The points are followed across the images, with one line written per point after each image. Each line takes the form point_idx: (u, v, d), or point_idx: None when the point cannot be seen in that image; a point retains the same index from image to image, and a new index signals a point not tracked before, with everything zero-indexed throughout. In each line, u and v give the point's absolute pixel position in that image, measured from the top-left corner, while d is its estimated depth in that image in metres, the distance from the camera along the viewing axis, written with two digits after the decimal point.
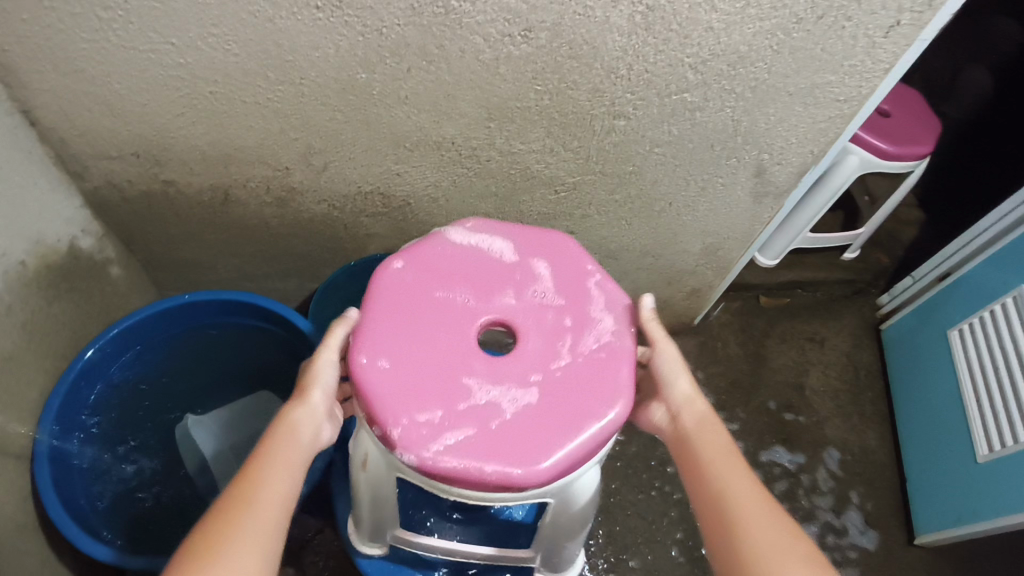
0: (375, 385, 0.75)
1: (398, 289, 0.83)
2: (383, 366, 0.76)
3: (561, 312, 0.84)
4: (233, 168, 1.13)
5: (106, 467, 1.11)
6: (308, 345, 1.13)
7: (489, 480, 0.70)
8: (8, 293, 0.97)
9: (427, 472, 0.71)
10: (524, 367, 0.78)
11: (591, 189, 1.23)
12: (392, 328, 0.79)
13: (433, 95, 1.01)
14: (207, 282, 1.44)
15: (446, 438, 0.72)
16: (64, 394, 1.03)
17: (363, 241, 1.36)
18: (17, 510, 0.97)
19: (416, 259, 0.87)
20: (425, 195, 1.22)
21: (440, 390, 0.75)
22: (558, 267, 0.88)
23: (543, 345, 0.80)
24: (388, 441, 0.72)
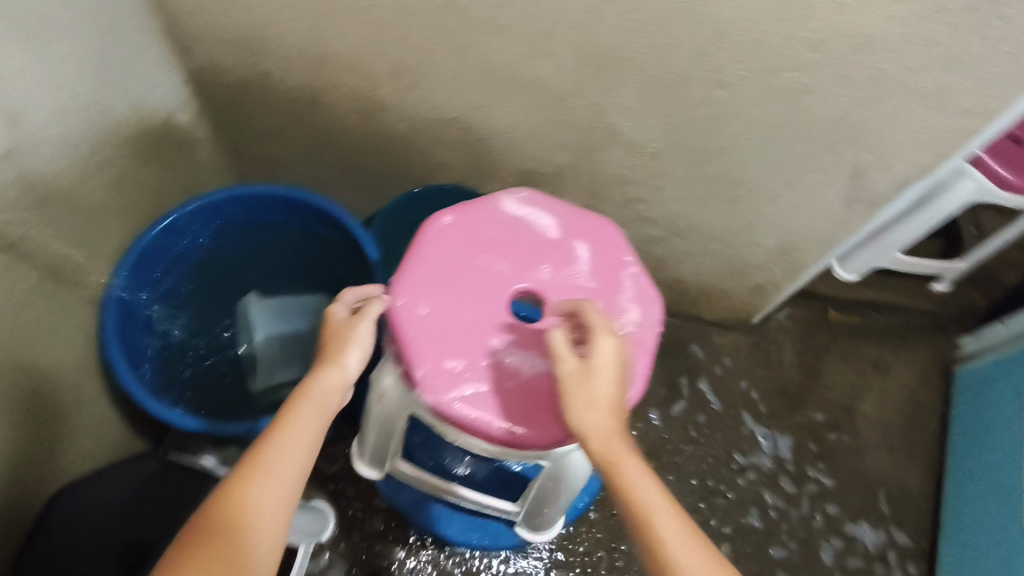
0: (407, 326, 0.72)
1: (440, 237, 0.77)
2: (421, 312, 0.73)
3: (608, 292, 0.78)
4: (326, 71, 1.15)
5: (161, 326, 1.18)
6: (366, 263, 1.16)
7: (495, 435, 0.70)
8: (106, 149, 1.03)
9: (440, 415, 0.71)
10: (551, 338, 0.74)
11: (673, 160, 1.19)
12: (431, 274, 0.75)
13: (531, 29, 0.98)
14: (284, 179, 1.50)
15: (464, 389, 0.71)
16: (137, 256, 1.09)
17: (435, 169, 1.37)
18: (84, 349, 1.07)
19: (467, 208, 0.79)
20: (504, 133, 1.21)
21: (466, 343, 0.73)
22: (616, 243, 0.80)
23: (573, 324, 0.75)
24: (409, 379, 0.71)
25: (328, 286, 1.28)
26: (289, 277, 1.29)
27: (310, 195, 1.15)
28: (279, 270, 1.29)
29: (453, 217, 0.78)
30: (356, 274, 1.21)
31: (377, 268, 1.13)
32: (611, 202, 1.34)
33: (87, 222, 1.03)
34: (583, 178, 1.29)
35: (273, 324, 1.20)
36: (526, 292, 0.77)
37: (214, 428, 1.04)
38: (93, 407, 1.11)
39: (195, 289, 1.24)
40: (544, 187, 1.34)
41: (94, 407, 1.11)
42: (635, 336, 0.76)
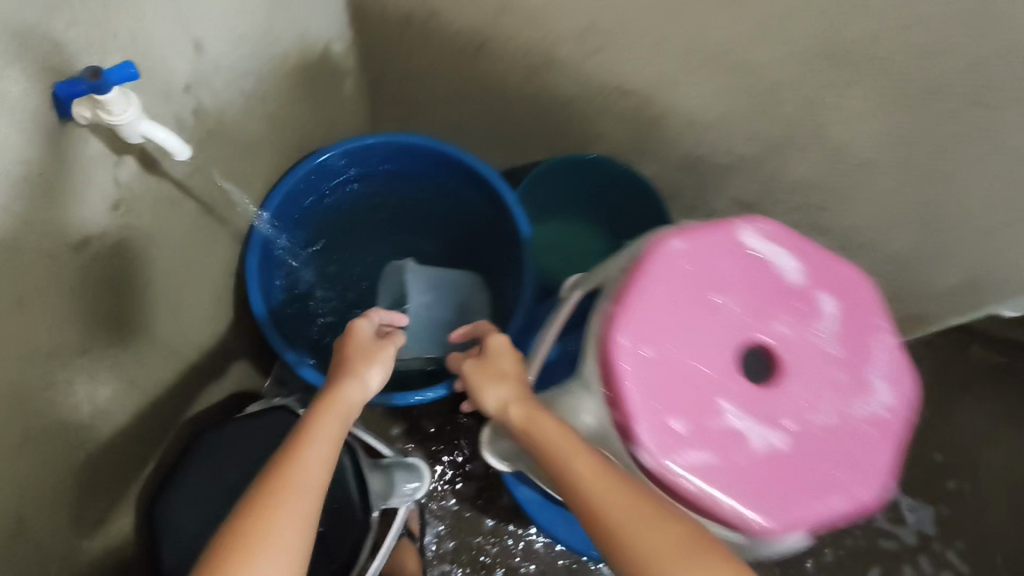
0: (631, 373, 0.63)
1: (672, 271, 0.66)
2: (647, 354, 0.63)
3: (853, 364, 0.68)
4: (503, 20, 1.03)
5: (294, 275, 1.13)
6: (515, 233, 1.09)
7: (717, 511, 0.63)
8: (268, 81, 0.95)
9: (659, 480, 0.63)
10: (786, 410, 0.66)
11: (882, 176, 1.03)
12: (661, 316, 0.64)
13: (774, 10, 0.83)
14: (420, 125, 1.39)
15: (691, 456, 0.63)
16: (285, 194, 1.03)
17: (591, 138, 1.24)
18: (224, 293, 1.03)
19: (698, 233, 0.67)
20: (690, 114, 1.07)
21: (694, 403, 0.64)
22: (870, 305, 0.69)
23: (811, 398, 0.66)
24: (627, 433, 0.63)
25: (464, 246, 1.21)
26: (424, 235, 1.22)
27: (466, 152, 1.07)
28: (413, 228, 1.22)
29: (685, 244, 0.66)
30: (501, 241, 1.14)
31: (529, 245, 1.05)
32: (784, 205, 1.20)
33: (244, 160, 0.96)
34: (762, 175, 1.15)
35: (428, 295, 1.12)
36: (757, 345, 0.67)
37: (291, 358, 1.00)
38: (225, 354, 1.09)
39: (329, 238, 1.17)
40: (710, 175, 1.21)
41: (227, 351, 1.10)
42: (876, 421, 0.67)
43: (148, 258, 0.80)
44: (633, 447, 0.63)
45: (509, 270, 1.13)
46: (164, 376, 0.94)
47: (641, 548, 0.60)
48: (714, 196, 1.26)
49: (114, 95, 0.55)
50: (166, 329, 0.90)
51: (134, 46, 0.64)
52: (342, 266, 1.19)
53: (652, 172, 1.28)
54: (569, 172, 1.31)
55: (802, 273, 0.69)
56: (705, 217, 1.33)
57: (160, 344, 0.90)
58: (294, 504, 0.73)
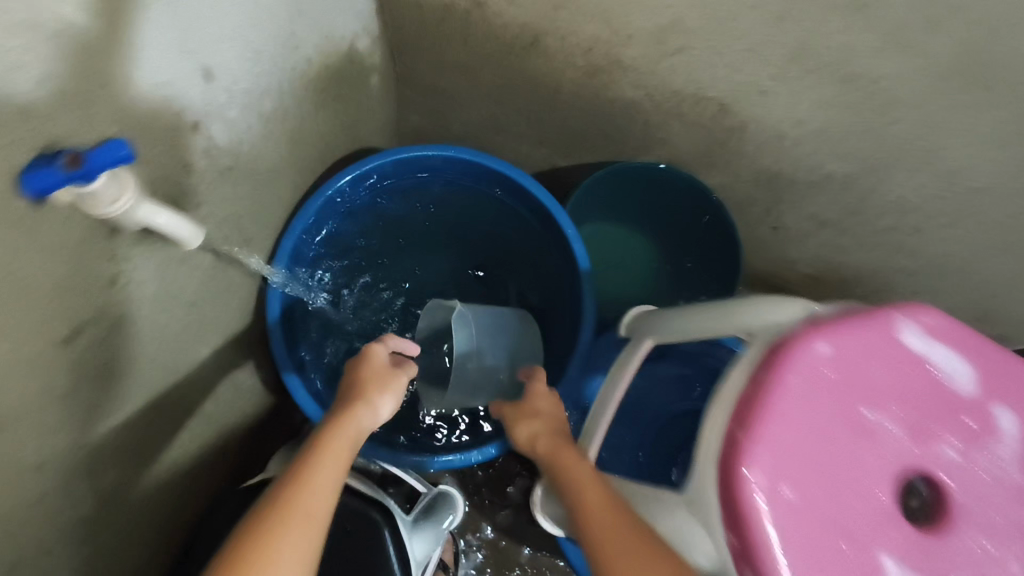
0: (776, 523, 0.51)
1: (820, 387, 0.55)
2: (788, 495, 0.52)
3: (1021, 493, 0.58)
4: (564, 15, 0.87)
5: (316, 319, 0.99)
6: (570, 263, 0.97)
7: None
8: (289, 96, 0.80)
9: None
10: (953, 556, 0.55)
11: (996, 200, 0.89)
12: (807, 445, 0.54)
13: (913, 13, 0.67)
14: (453, 122, 1.23)
15: None
16: (311, 213, 0.91)
17: (652, 144, 1.09)
18: (242, 335, 0.91)
19: (844, 330, 0.56)
20: (778, 127, 0.91)
21: (849, 557, 0.53)
22: None
23: (979, 538, 0.56)
24: None
25: (513, 273, 1.07)
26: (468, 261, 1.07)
27: (516, 168, 0.94)
28: (456, 250, 1.07)
29: (833, 344, 0.56)
30: (553, 271, 1.02)
31: (588, 282, 0.93)
32: (869, 226, 1.06)
33: (263, 189, 0.82)
34: (850, 193, 1.01)
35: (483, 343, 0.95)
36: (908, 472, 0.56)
37: (293, 390, 0.89)
38: (246, 398, 0.97)
39: (354, 274, 1.03)
40: (787, 190, 1.06)
41: (250, 395, 0.98)
42: None
43: (149, 325, 0.66)
44: None
45: (562, 305, 1.02)
46: (185, 441, 0.83)
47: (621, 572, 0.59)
48: (787, 211, 1.12)
49: (100, 183, 0.45)
50: (178, 390, 0.78)
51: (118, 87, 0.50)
52: (369, 304, 1.04)
53: (717, 184, 1.13)
54: (633, 182, 1.16)
55: (963, 382, 0.59)
56: (772, 229, 1.20)
57: (173, 408, 0.78)
58: (300, 532, 0.65)
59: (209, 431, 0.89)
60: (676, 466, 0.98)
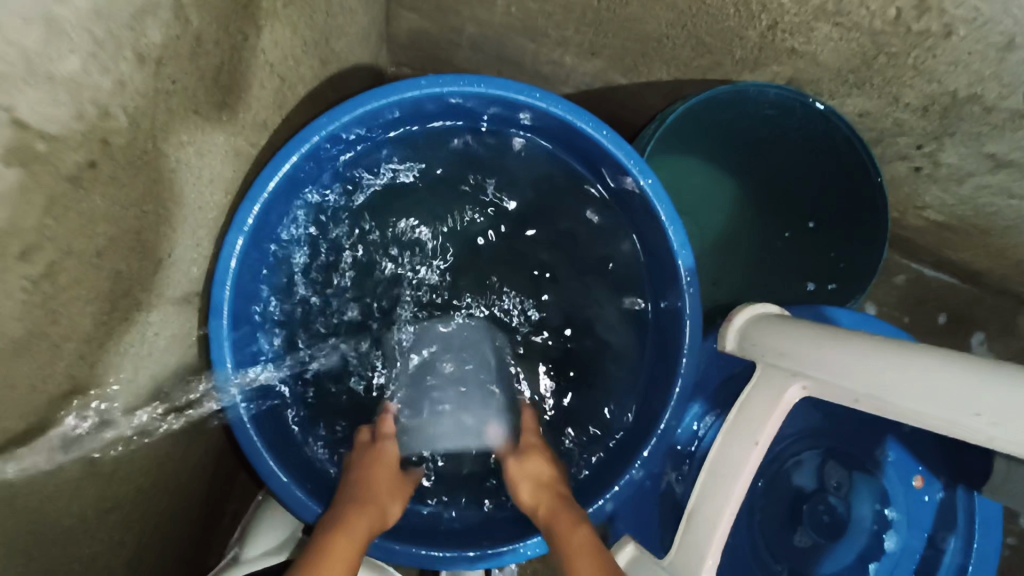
0: None
1: None
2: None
3: None
4: None
5: (300, 357, 0.71)
6: (662, 258, 0.69)
7: None
8: (200, 12, 0.45)
9: None
10: None
11: None
12: None
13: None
14: (464, 33, 0.85)
15: None
16: (283, 180, 0.62)
17: (769, 58, 0.73)
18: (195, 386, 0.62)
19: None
20: (1011, 31, 0.57)
21: None
22: None
23: None
24: None
25: (579, 278, 0.76)
26: (515, 262, 0.75)
27: (589, 114, 0.66)
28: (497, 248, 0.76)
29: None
30: (632, 266, 0.74)
31: (690, 286, 0.66)
32: None
33: (179, 173, 0.49)
34: None
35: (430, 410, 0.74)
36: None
37: (250, 453, 0.62)
38: (203, 464, 0.68)
39: (350, 290, 0.72)
40: (966, 124, 0.72)
41: (208, 456, 0.69)
42: None
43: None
44: None
45: (646, 318, 0.74)
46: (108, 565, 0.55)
47: None
48: (950, 150, 0.78)
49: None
50: (78, 509, 0.49)
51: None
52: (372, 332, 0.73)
53: (855, 111, 0.78)
54: (727, 115, 0.82)
55: None
56: (914, 169, 0.85)
57: (69, 539, 0.49)
58: None
59: (162, 519, 0.61)
60: (801, 525, 0.71)
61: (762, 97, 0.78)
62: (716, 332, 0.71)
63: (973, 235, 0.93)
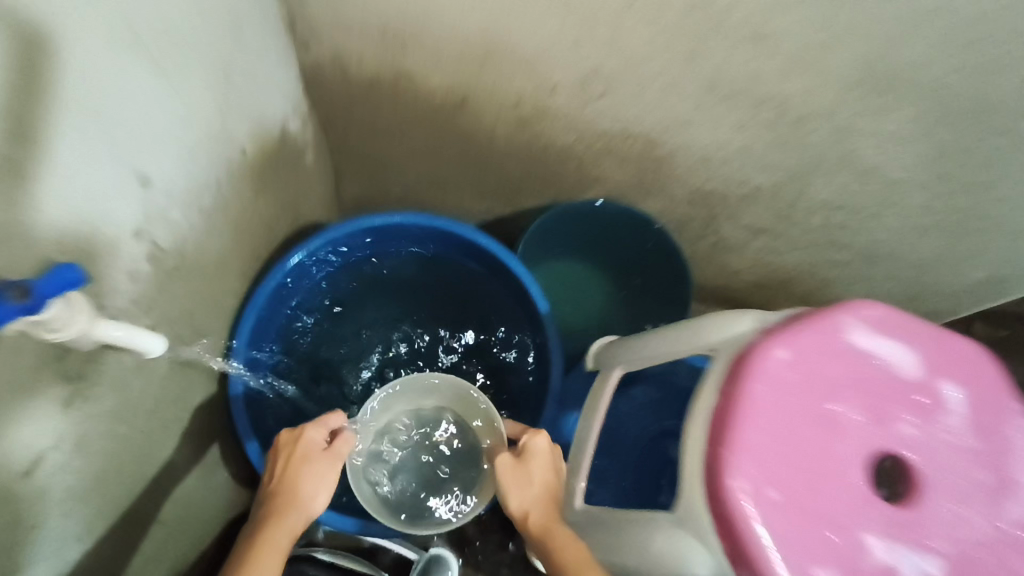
0: (761, 525, 0.50)
1: (789, 402, 0.54)
2: (771, 499, 0.51)
3: (993, 455, 0.55)
4: (489, 74, 0.90)
5: (288, 397, 1.01)
6: (533, 316, 1.02)
7: None
8: (230, 188, 0.78)
9: None
10: (932, 532, 0.53)
11: (912, 188, 0.96)
12: (782, 462, 0.52)
13: (818, 36, 0.72)
14: (392, 190, 1.23)
15: None
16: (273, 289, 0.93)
17: (588, 182, 1.12)
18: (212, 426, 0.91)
19: (1015, 455, 0.55)
20: (706, 152, 0.97)
21: (835, 544, 0.51)
22: (991, 387, 0.57)
23: (950, 510, 0.53)
24: None
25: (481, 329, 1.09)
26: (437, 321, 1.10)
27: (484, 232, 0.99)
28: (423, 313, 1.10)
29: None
30: (518, 323, 1.06)
31: (553, 330, 0.98)
32: (801, 228, 1.12)
33: (210, 285, 0.80)
34: (778, 203, 1.07)
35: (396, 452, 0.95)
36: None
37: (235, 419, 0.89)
38: (212, 492, 0.94)
39: (324, 347, 1.05)
40: (720, 206, 1.11)
41: (218, 488, 0.95)
42: None
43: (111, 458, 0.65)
44: None
45: (530, 356, 1.05)
46: (154, 553, 0.79)
47: None
48: (723, 225, 1.17)
49: (51, 311, 0.40)
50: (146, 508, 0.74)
51: (73, 208, 0.50)
52: (338, 375, 1.05)
53: (655, 210, 1.17)
54: (581, 221, 1.19)
55: (913, 363, 0.56)
56: (711, 244, 1.23)
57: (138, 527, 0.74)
58: None
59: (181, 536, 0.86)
60: None
61: (600, 210, 1.16)
62: (584, 358, 1.03)
63: (772, 281, 1.30)
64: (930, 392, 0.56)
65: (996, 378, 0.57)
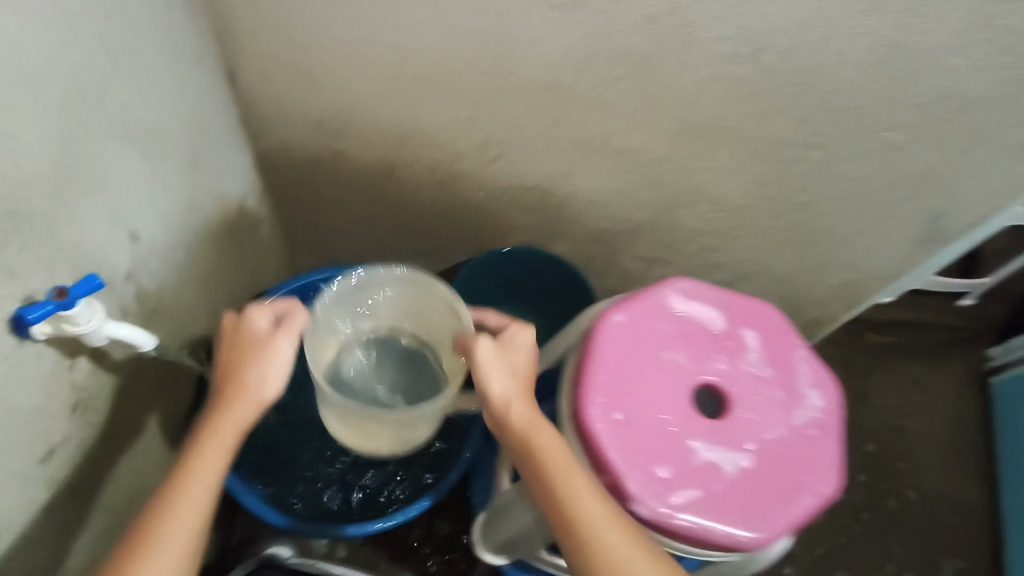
0: (608, 439, 0.69)
1: (627, 351, 0.73)
2: (616, 418, 0.70)
3: (784, 378, 0.76)
4: (407, 149, 1.13)
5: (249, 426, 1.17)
6: None
7: (720, 541, 0.68)
8: (195, 250, 0.97)
9: (658, 526, 0.68)
10: (740, 434, 0.72)
11: (753, 214, 1.20)
12: (624, 394, 0.71)
13: (644, 102, 0.96)
14: (341, 253, 1.43)
15: (679, 497, 0.68)
16: None
17: (505, 232, 1.34)
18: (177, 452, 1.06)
19: (798, 381, 0.77)
20: (589, 198, 1.21)
21: (667, 449, 0.70)
22: (781, 327, 0.78)
23: (755, 418, 0.73)
24: (617, 491, 0.68)
25: None
26: None
27: None
28: None
29: (827, 406, 0.76)
30: None
31: None
32: (684, 254, 1.35)
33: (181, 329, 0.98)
34: (659, 235, 1.30)
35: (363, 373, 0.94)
36: (798, 532, 0.70)
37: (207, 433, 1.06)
38: None
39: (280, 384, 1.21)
40: (615, 242, 1.34)
41: None
42: (820, 423, 0.75)
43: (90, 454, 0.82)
44: (627, 502, 0.68)
45: None
46: None
47: (588, 550, 0.64)
48: (621, 259, 1.39)
49: (80, 307, 0.63)
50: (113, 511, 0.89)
51: (83, 249, 0.69)
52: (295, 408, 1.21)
53: (564, 251, 1.39)
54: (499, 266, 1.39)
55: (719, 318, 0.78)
56: (618, 276, 1.45)
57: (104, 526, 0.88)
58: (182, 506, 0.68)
59: None
60: None
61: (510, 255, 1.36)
62: None
63: None
64: (733, 337, 0.77)
65: (785, 322, 0.79)
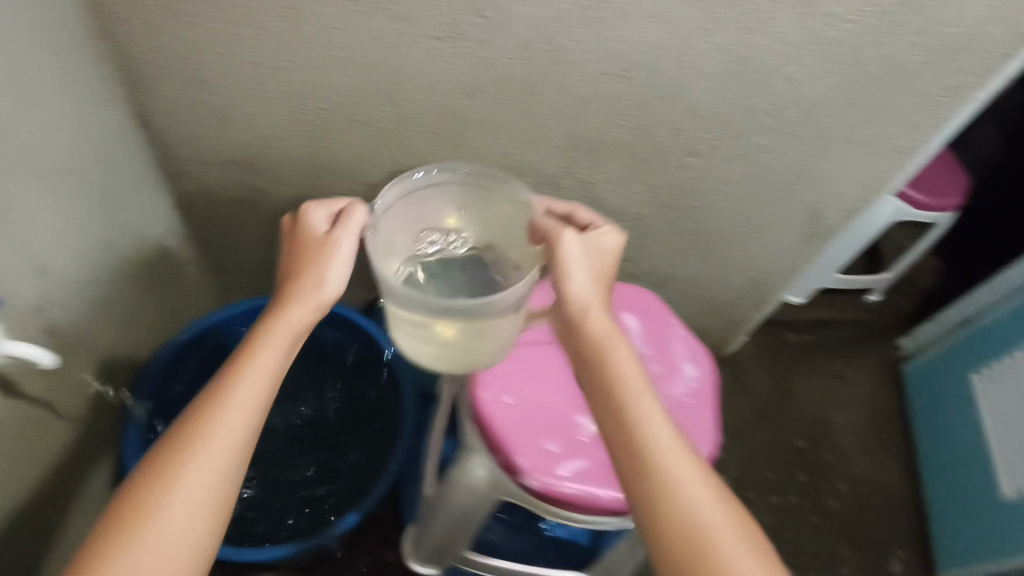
0: (505, 418, 0.91)
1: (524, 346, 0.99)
2: (511, 401, 0.93)
3: (662, 356, 1.01)
4: (322, 182, 1.19)
5: None
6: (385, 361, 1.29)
7: (604, 502, 0.88)
8: (105, 286, 1.01)
9: (549, 494, 0.88)
10: None
11: (653, 221, 1.30)
12: (522, 382, 0.96)
13: (532, 122, 1.06)
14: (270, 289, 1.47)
15: (568, 466, 0.89)
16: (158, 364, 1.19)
17: None
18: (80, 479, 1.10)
19: (673, 355, 1.01)
20: None
21: (558, 427, 0.92)
22: (658, 316, 1.04)
23: None
24: (513, 467, 0.88)
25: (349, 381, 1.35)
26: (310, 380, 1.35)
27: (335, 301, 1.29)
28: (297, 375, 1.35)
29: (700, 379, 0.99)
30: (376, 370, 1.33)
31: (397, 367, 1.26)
32: None
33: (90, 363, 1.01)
34: None
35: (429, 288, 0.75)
36: None
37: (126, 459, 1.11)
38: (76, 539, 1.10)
39: None
40: None
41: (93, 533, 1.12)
42: (695, 393, 0.98)
43: None
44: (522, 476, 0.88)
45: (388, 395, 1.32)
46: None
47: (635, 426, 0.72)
48: None
49: None
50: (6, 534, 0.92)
51: None
52: None
53: None
54: None
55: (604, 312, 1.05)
56: None
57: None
58: (233, 403, 0.70)
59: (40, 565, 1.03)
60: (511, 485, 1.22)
61: None
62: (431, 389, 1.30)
63: None
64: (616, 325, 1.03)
65: (664, 309, 1.06)
